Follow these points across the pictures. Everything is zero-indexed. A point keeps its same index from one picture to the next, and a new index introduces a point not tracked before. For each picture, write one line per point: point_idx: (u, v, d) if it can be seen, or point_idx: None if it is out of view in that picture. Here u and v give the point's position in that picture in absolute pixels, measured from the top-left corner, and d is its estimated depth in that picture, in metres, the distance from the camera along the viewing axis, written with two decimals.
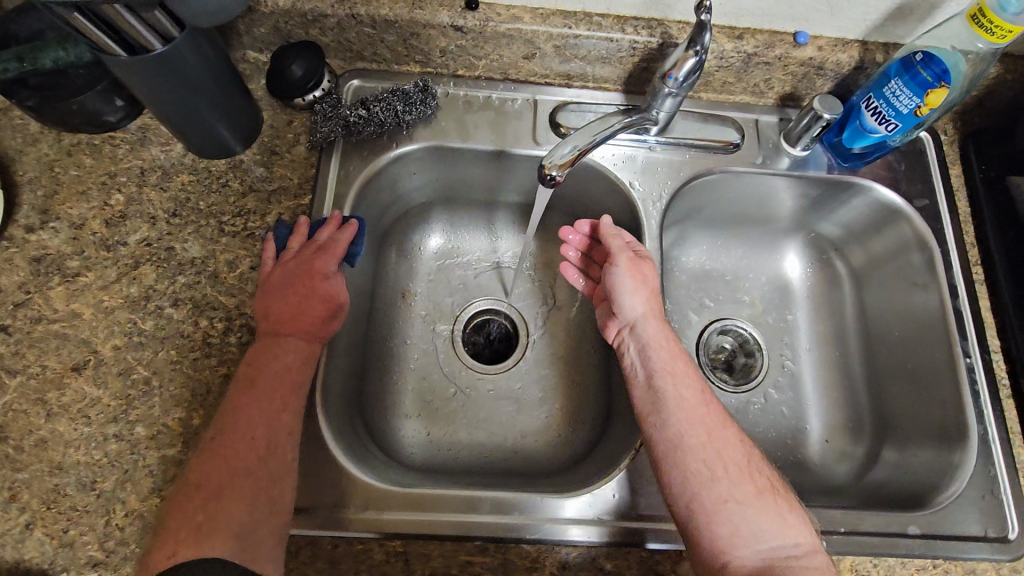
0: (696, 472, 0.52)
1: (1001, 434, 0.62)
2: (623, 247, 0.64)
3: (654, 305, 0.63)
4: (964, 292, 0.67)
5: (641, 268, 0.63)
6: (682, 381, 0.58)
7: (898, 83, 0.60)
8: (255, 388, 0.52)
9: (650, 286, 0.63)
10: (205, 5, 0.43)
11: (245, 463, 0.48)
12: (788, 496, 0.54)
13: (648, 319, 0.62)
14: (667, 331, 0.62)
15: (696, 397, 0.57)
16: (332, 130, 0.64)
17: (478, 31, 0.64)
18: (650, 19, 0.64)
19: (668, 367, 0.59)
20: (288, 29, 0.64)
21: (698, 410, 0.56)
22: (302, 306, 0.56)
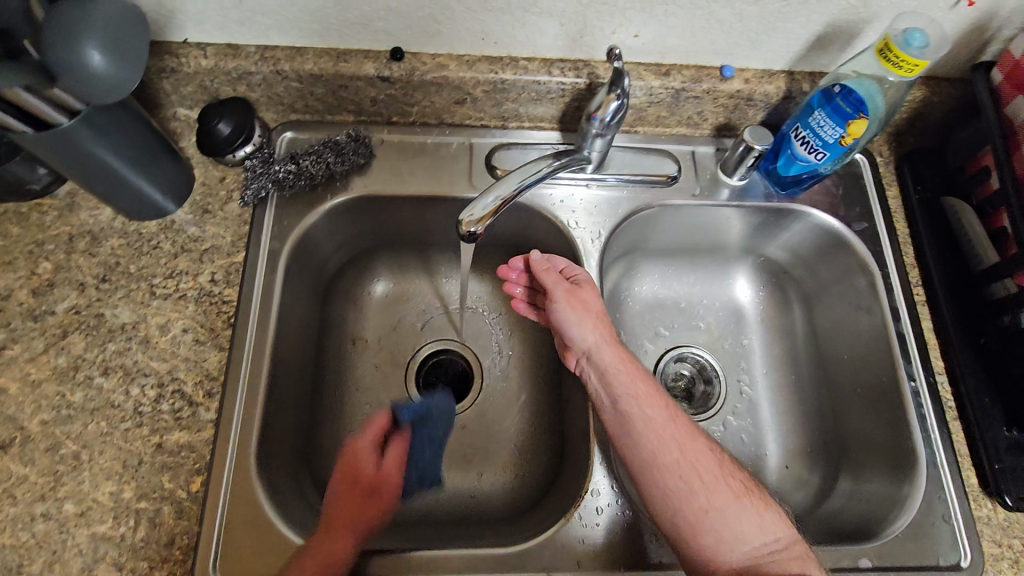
0: (675, 489, 0.52)
1: (950, 458, 0.62)
2: (558, 279, 0.62)
3: (606, 328, 0.61)
4: (906, 315, 0.67)
5: (580, 296, 0.61)
6: (646, 401, 0.56)
7: (821, 114, 0.61)
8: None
9: (595, 311, 0.61)
10: (98, 82, 0.42)
11: None
12: (761, 492, 0.54)
13: (602, 346, 0.59)
14: (624, 352, 0.60)
15: (662, 415, 0.56)
16: (263, 186, 0.64)
17: (405, 81, 0.64)
18: (576, 60, 0.65)
19: (631, 391, 0.57)
20: (215, 87, 0.64)
21: (667, 428, 0.55)
22: (358, 499, 0.55)
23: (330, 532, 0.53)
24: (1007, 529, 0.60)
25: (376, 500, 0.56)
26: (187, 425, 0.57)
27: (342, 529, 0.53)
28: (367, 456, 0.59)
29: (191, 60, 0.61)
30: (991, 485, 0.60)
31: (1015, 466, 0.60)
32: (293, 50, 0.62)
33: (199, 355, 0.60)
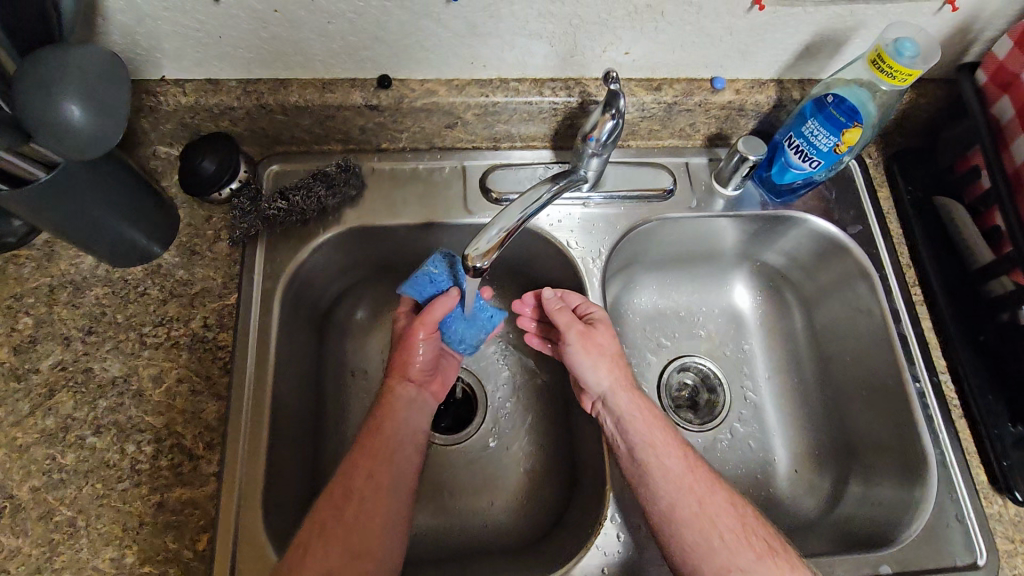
0: (694, 544, 0.52)
1: (959, 458, 0.63)
2: (571, 321, 0.62)
3: (622, 371, 0.61)
4: (906, 316, 0.68)
5: (594, 339, 0.61)
6: (664, 451, 0.56)
7: (815, 123, 0.60)
8: (378, 454, 0.54)
9: (610, 355, 0.61)
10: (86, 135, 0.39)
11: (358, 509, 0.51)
12: (787, 552, 0.52)
13: (617, 392, 0.60)
14: (640, 398, 0.60)
15: (681, 465, 0.55)
16: (252, 225, 0.62)
17: (394, 109, 0.62)
18: (566, 79, 0.64)
19: (647, 439, 0.57)
20: (195, 124, 0.62)
21: (686, 480, 0.54)
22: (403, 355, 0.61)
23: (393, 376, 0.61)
24: (1018, 524, 0.61)
25: (417, 357, 0.61)
26: (188, 480, 0.55)
27: (395, 383, 0.60)
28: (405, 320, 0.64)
29: (169, 98, 0.59)
30: (1000, 482, 0.61)
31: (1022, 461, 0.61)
32: (276, 83, 0.60)
33: (196, 406, 0.57)
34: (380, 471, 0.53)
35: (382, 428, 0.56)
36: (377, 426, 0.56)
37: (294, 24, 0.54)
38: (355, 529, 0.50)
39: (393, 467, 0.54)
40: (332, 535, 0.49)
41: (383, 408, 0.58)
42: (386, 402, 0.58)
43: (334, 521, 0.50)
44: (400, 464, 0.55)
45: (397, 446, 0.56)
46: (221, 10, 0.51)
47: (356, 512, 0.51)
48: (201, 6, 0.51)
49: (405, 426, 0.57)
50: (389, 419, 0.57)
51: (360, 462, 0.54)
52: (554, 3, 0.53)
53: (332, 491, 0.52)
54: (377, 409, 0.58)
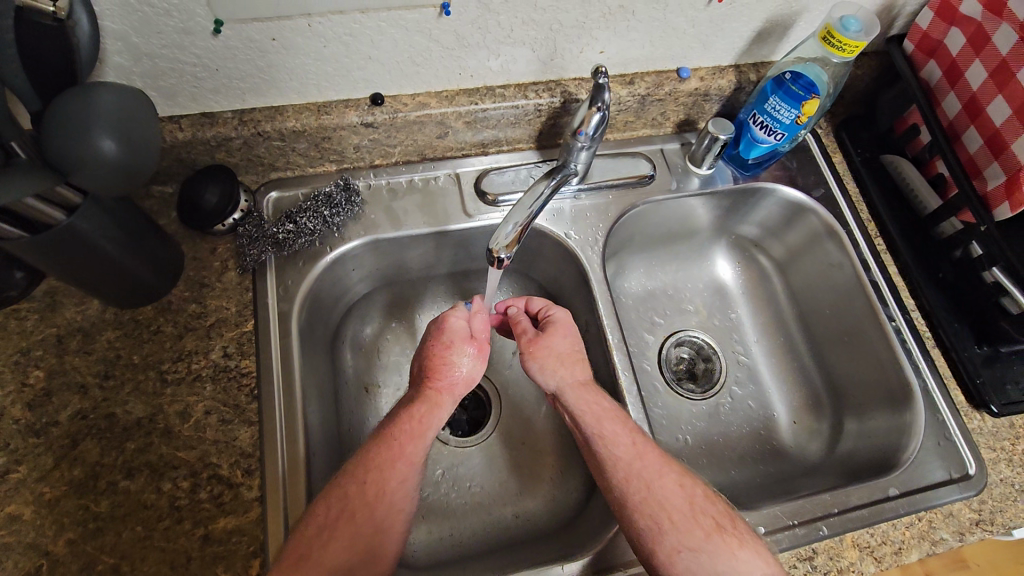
0: (646, 528, 0.53)
1: (938, 383, 0.69)
2: (526, 327, 0.67)
3: (572, 370, 0.63)
4: (874, 264, 0.75)
5: (542, 344, 0.64)
6: (612, 441, 0.58)
7: (776, 99, 0.67)
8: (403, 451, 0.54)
9: (558, 355, 0.64)
10: (140, 138, 0.43)
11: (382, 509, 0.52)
12: (737, 530, 0.53)
13: (565, 389, 0.62)
14: (591, 394, 0.61)
15: (629, 453, 0.57)
16: (262, 250, 0.63)
17: (389, 124, 0.65)
18: (548, 81, 0.68)
19: (597, 432, 0.59)
20: (192, 158, 0.62)
21: (634, 466, 0.56)
22: (446, 363, 0.59)
23: (431, 388, 0.58)
24: (996, 434, 0.67)
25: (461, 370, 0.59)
26: (231, 509, 0.54)
27: (437, 398, 0.57)
28: (458, 323, 0.62)
29: (167, 134, 0.59)
30: (976, 399, 0.67)
31: (991, 377, 0.68)
32: (272, 110, 0.62)
33: (228, 434, 0.57)
34: (410, 476, 0.54)
35: (423, 420, 0.56)
36: (419, 436, 0.55)
37: (290, 51, 0.56)
38: (382, 528, 0.52)
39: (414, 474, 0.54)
40: (360, 529, 0.50)
41: (395, 422, 0.56)
42: (429, 411, 0.56)
43: (352, 515, 0.50)
44: (420, 453, 0.55)
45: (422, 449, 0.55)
46: (220, 42, 0.53)
47: (376, 512, 0.51)
48: (200, 40, 0.52)
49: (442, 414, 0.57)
50: (401, 432, 0.55)
51: (384, 461, 0.53)
52: (535, 10, 0.58)
53: (351, 492, 0.52)
54: (414, 411, 0.56)
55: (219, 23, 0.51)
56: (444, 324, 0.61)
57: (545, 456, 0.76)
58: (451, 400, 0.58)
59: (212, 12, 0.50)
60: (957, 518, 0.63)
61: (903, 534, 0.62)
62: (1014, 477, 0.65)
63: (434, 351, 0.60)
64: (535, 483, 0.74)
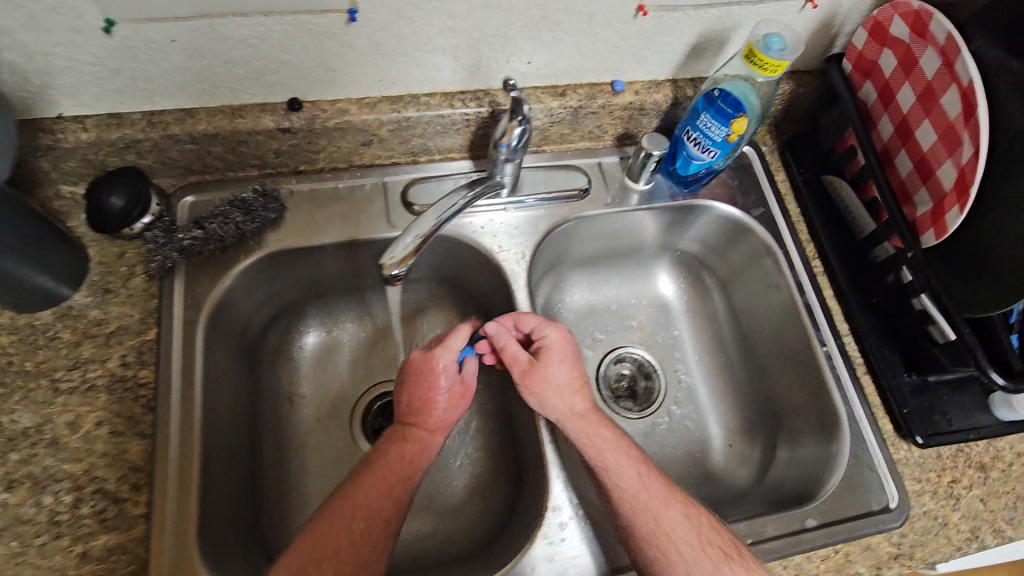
0: (653, 559, 0.53)
1: (866, 410, 0.67)
2: (517, 355, 0.63)
3: (571, 400, 0.62)
4: (810, 287, 0.73)
5: (538, 375, 0.63)
6: (617, 472, 0.57)
7: (707, 116, 0.65)
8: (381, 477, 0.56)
9: (555, 386, 0.62)
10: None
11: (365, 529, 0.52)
12: (743, 557, 0.53)
13: (563, 422, 0.61)
14: (592, 425, 0.60)
15: (636, 483, 0.56)
16: (167, 256, 0.61)
17: (307, 130, 0.63)
18: (476, 90, 0.66)
19: (600, 463, 0.58)
20: (100, 159, 0.60)
21: (641, 497, 0.55)
22: (427, 400, 0.62)
23: (425, 430, 0.61)
24: (923, 465, 0.65)
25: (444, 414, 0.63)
26: (114, 526, 0.52)
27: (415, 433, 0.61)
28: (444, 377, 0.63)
29: (70, 134, 0.58)
30: (904, 428, 0.66)
31: (919, 407, 0.67)
32: (183, 113, 0.60)
33: (119, 447, 0.55)
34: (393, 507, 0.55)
35: (405, 456, 0.59)
36: (403, 472, 0.57)
37: (195, 52, 0.54)
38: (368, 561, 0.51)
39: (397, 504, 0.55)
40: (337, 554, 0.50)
41: (378, 464, 0.57)
42: (411, 453, 0.59)
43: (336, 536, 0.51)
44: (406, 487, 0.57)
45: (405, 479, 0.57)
46: (115, 42, 0.51)
47: (369, 542, 0.52)
48: (94, 39, 0.51)
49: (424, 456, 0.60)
50: (390, 473, 0.57)
51: (369, 482, 0.55)
52: (452, 19, 0.56)
53: (341, 513, 0.53)
54: (395, 446, 0.59)
55: (111, 23, 0.49)
56: (431, 356, 0.63)
57: (471, 474, 0.74)
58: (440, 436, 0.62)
59: (102, 11, 0.48)
60: (875, 551, 0.62)
61: (818, 567, 0.60)
62: (938, 510, 0.63)
63: (420, 397, 0.62)
64: (459, 501, 0.72)
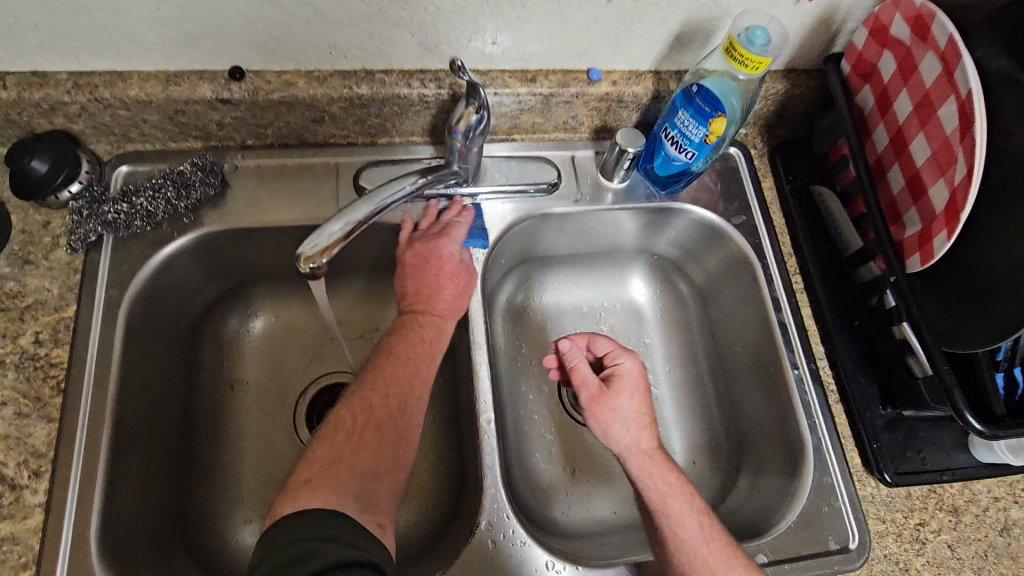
0: None
1: (834, 442, 0.63)
2: (587, 380, 0.61)
3: (638, 436, 0.58)
4: (787, 304, 0.68)
5: (609, 405, 0.60)
6: (680, 522, 0.54)
7: (685, 114, 0.60)
8: (404, 361, 0.56)
9: (624, 420, 0.59)
10: None
11: (399, 409, 0.53)
12: None
13: (629, 458, 0.58)
14: (659, 466, 0.57)
15: (698, 536, 0.53)
16: (92, 230, 0.57)
17: (250, 102, 0.58)
18: (436, 71, 0.61)
19: (662, 508, 0.55)
20: (25, 121, 0.56)
21: (702, 552, 0.53)
22: (433, 286, 0.61)
23: (430, 313, 0.60)
24: (889, 504, 0.61)
25: (445, 290, 0.61)
26: (9, 513, 0.49)
27: (429, 317, 0.60)
28: (447, 256, 0.62)
29: None
30: (872, 464, 0.62)
31: (891, 442, 0.62)
32: (114, 76, 0.56)
33: (22, 430, 0.52)
34: (425, 390, 0.56)
35: (422, 339, 0.58)
36: (420, 355, 0.57)
37: (118, 11, 0.50)
38: (405, 438, 0.53)
39: (423, 390, 0.56)
40: (384, 435, 0.51)
41: (401, 345, 0.57)
42: (418, 335, 0.58)
43: (377, 418, 0.52)
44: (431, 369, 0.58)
45: (428, 360, 0.58)
46: None
47: (408, 424, 0.53)
48: None
49: (435, 338, 0.59)
50: (413, 353, 0.57)
51: (397, 363, 0.56)
52: None
53: (379, 395, 0.53)
54: (408, 333, 0.58)
55: None
56: (437, 245, 0.62)
57: None
58: (445, 318, 0.60)
59: None
60: None
61: None
62: (900, 554, 0.59)
63: (420, 278, 0.61)
64: None
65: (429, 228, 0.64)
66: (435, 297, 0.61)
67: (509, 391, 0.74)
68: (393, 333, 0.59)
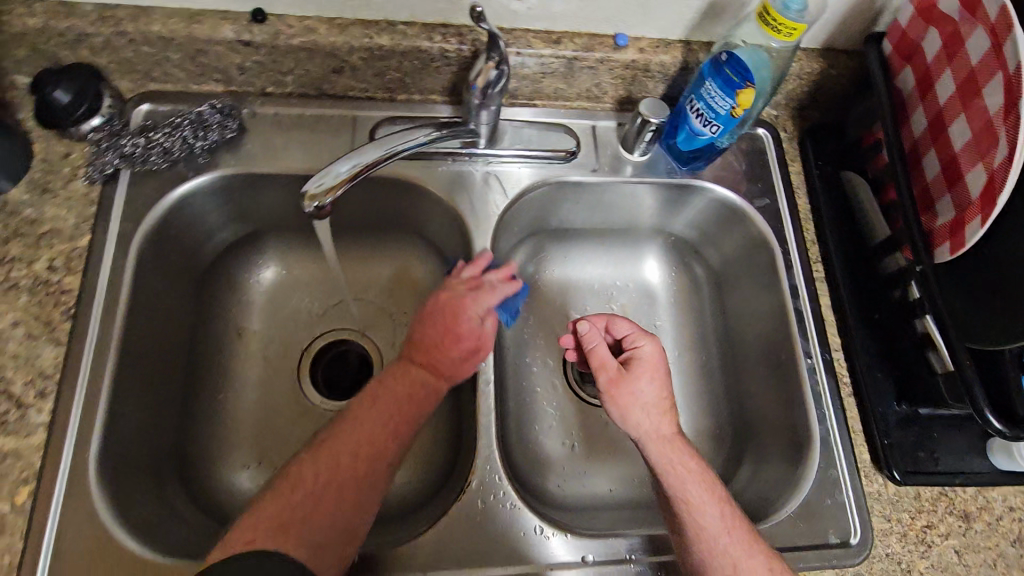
0: None
1: (842, 435, 0.61)
2: (605, 362, 0.57)
3: (658, 421, 0.55)
4: (805, 292, 0.66)
5: (628, 388, 0.56)
6: (699, 509, 0.51)
7: (711, 85, 0.58)
8: (383, 408, 0.51)
9: (643, 404, 0.55)
10: None
11: (368, 459, 0.49)
12: None
13: (647, 443, 0.54)
14: (678, 451, 0.54)
15: (719, 525, 0.50)
16: (110, 161, 0.59)
17: (271, 45, 0.58)
18: (459, 26, 0.60)
19: (681, 495, 0.52)
20: (51, 51, 0.57)
21: (721, 541, 0.50)
22: (445, 345, 0.55)
23: (429, 370, 0.55)
24: (897, 504, 0.59)
25: (456, 350, 0.55)
26: (13, 430, 0.50)
27: (425, 375, 0.54)
28: (470, 319, 0.56)
29: (16, 19, 0.54)
30: (881, 461, 0.59)
31: (903, 440, 0.60)
32: (138, 11, 0.56)
33: (31, 351, 0.53)
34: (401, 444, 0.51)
35: (409, 390, 0.53)
36: (403, 408, 0.52)
37: None
38: (369, 494, 0.48)
39: (400, 443, 0.51)
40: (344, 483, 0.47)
41: (383, 393, 0.52)
42: (408, 389, 0.53)
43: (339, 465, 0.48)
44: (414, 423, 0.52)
45: (413, 410, 0.52)
46: None
47: (375, 476, 0.49)
48: None
49: (422, 394, 0.54)
50: (395, 403, 0.52)
51: (374, 409, 0.51)
52: None
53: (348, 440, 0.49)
54: (395, 381, 0.53)
55: None
56: (462, 302, 0.56)
57: None
58: (441, 378, 0.55)
59: None
60: None
61: None
62: (904, 554, 0.57)
63: (434, 330, 0.55)
64: None
65: (464, 281, 0.58)
66: (435, 350, 0.55)
67: (512, 361, 0.73)
68: (383, 380, 0.54)
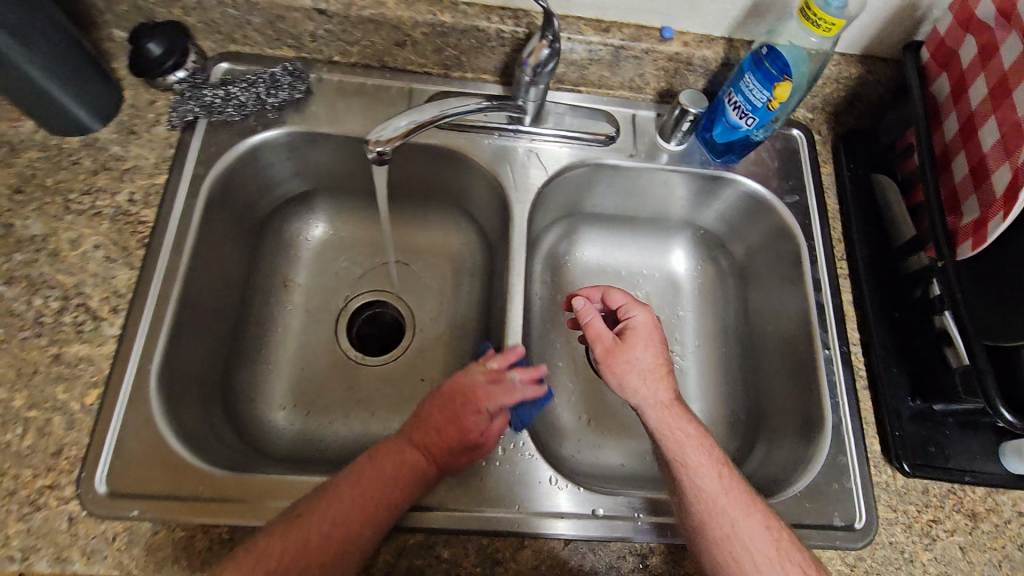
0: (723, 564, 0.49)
1: (855, 424, 0.62)
2: (600, 333, 0.60)
3: (655, 387, 0.57)
4: (828, 286, 0.68)
5: (622, 356, 0.58)
6: (698, 469, 0.53)
7: (750, 78, 0.61)
8: (366, 484, 0.50)
9: (639, 370, 0.57)
10: None
11: (342, 531, 0.47)
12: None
13: (646, 409, 0.57)
14: (675, 416, 0.56)
15: (716, 486, 0.52)
16: (190, 110, 0.64)
17: (343, 16, 0.64)
18: (516, 10, 0.65)
19: (679, 456, 0.54)
20: (149, 8, 0.64)
21: (720, 501, 0.51)
22: (448, 434, 0.54)
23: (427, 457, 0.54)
24: (904, 496, 0.60)
25: (456, 439, 0.55)
26: (87, 338, 0.56)
27: (419, 460, 0.53)
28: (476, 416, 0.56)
29: None
30: (891, 451, 0.61)
31: (914, 434, 0.61)
32: None
33: (108, 271, 0.58)
34: (383, 520, 0.49)
35: (399, 468, 0.52)
36: (390, 490, 0.50)
37: None
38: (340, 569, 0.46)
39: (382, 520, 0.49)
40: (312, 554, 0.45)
41: (368, 470, 0.51)
42: (400, 470, 0.52)
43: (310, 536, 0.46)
44: (396, 504, 0.51)
45: (399, 489, 0.51)
46: None
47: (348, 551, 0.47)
48: None
49: (414, 479, 0.52)
50: (383, 482, 0.50)
51: (357, 484, 0.50)
52: None
53: (321, 508, 0.47)
54: (388, 457, 0.52)
55: None
56: (475, 397, 0.57)
57: None
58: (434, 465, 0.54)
59: None
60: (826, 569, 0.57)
61: None
62: (907, 544, 0.58)
63: (441, 415, 0.56)
64: None
65: (487, 371, 0.59)
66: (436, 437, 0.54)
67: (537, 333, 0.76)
68: (374, 454, 0.53)
